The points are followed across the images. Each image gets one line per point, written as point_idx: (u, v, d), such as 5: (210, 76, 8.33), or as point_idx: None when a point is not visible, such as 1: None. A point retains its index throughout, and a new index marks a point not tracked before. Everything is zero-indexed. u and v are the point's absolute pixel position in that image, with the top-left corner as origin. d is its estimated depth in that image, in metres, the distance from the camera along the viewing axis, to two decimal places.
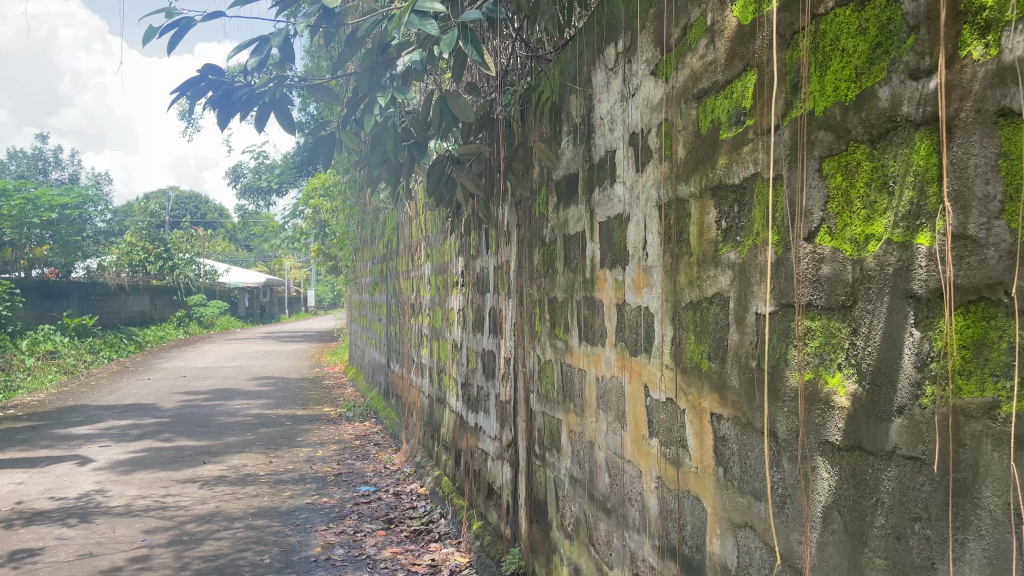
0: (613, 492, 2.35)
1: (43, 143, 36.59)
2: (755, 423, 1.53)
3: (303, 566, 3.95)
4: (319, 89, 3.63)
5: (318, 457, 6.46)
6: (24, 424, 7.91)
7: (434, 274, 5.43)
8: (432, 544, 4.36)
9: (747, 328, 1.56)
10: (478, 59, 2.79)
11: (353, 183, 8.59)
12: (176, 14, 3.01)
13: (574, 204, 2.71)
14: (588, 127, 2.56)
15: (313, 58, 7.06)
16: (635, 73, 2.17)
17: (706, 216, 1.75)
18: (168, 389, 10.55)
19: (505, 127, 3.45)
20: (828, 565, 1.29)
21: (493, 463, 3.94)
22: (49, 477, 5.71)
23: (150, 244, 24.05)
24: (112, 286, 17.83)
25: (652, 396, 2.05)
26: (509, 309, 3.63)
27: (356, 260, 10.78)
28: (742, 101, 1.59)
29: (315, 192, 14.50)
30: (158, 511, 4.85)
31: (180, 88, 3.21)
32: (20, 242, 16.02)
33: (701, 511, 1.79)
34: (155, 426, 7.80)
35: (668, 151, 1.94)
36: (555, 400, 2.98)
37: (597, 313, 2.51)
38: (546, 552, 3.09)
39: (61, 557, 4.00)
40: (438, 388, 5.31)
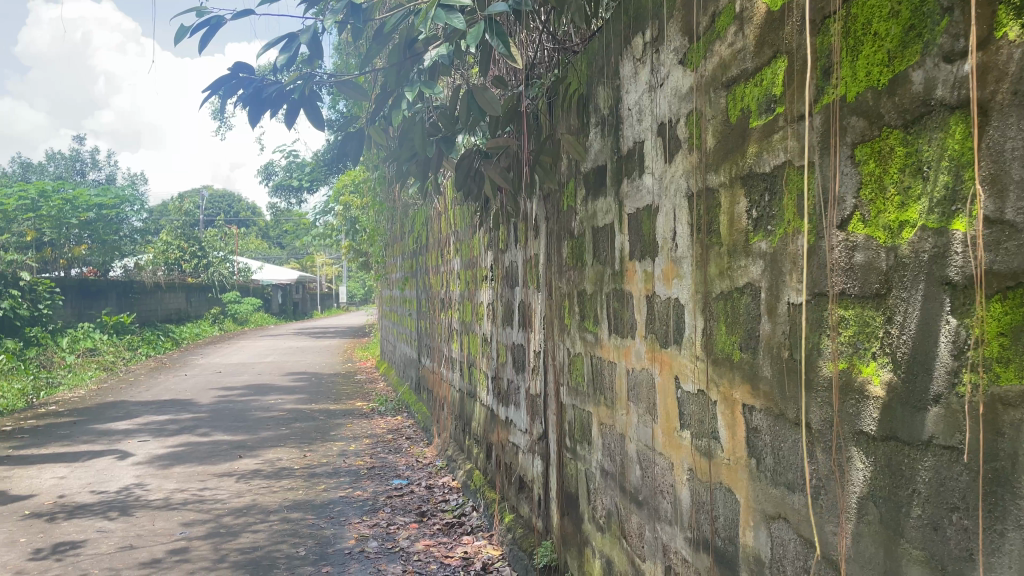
0: (645, 485, 2.34)
1: (80, 146, 37.33)
2: (787, 413, 1.52)
3: (338, 558, 4.00)
4: (348, 85, 3.64)
5: (351, 451, 6.53)
6: (66, 420, 8.09)
7: (463, 269, 5.45)
8: (465, 537, 4.38)
9: (779, 317, 1.54)
10: (505, 53, 2.78)
11: (383, 179, 8.66)
12: (206, 13, 3.03)
13: (603, 196, 2.70)
14: (616, 118, 2.55)
15: (341, 56, 7.13)
16: (663, 63, 2.15)
17: (736, 206, 1.74)
18: (204, 385, 10.72)
19: (532, 119, 3.44)
20: (864, 557, 1.28)
21: (524, 456, 3.95)
22: (90, 471, 5.84)
23: (185, 242, 24.43)
24: (149, 284, 18.14)
25: (682, 388, 2.04)
26: (538, 303, 3.63)
27: (386, 255, 10.87)
28: (772, 88, 1.57)
29: (345, 188, 14.63)
30: (196, 504, 4.94)
31: (212, 86, 3.25)
32: (59, 242, 16.39)
33: (733, 503, 1.78)
34: (192, 421, 7.94)
35: (697, 141, 1.93)
36: (585, 393, 2.97)
37: (626, 306, 2.50)
38: (578, 544, 3.09)
39: (103, 548, 4.09)
40: (469, 382, 5.34)
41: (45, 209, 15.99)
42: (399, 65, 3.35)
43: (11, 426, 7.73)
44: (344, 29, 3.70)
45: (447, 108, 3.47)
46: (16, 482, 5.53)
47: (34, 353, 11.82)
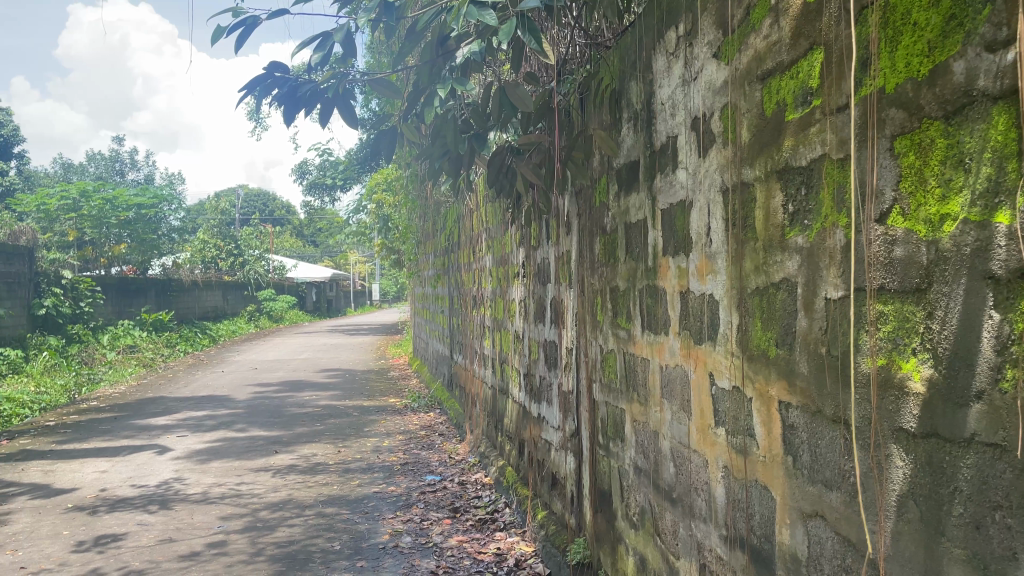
0: (679, 482, 2.33)
1: (119, 147, 38.13)
2: (825, 410, 1.50)
3: (372, 553, 4.04)
4: (380, 83, 3.66)
5: (384, 447, 6.58)
6: (108, 415, 8.28)
7: (495, 266, 5.46)
8: (498, 533, 4.39)
9: (816, 313, 1.52)
10: (537, 49, 2.78)
11: (415, 177, 8.72)
12: (242, 13, 3.07)
13: (636, 191, 2.68)
14: (649, 113, 2.53)
15: (374, 55, 7.18)
16: (697, 56, 2.13)
17: (772, 200, 1.72)
18: (240, 381, 10.88)
19: (565, 116, 3.43)
20: (904, 556, 1.26)
21: (557, 453, 3.94)
22: (131, 465, 5.96)
23: (221, 241, 24.81)
24: (186, 282, 18.47)
25: (717, 385, 2.03)
26: (571, 299, 3.63)
27: (418, 252, 10.93)
28: (808, 80, 1.55)
29: (378, 187, 14.76)
30: (233, 499, 5.02)
31: (248, 85, 3.29)
32: (99, 242, 16.88)
33: (769, 501, 1.76)
34: (229, 416, 8.07)
35: (731, 135, 1.91)
36: (618, 390, 2.96)
37: (659, 302, 2.49)
38: (611, 542, 3.08)
39: (144, 541, 4.17)
40: (501, 379, 5.35)
41: (86, 209, 16.40)
42: (431, 62, 3.37)
43: (55, 421, 7.93)
44: (377, 27, 3.72)
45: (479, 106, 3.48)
46: (60, 475, 5.67)
47: (77, 350, 12.11)
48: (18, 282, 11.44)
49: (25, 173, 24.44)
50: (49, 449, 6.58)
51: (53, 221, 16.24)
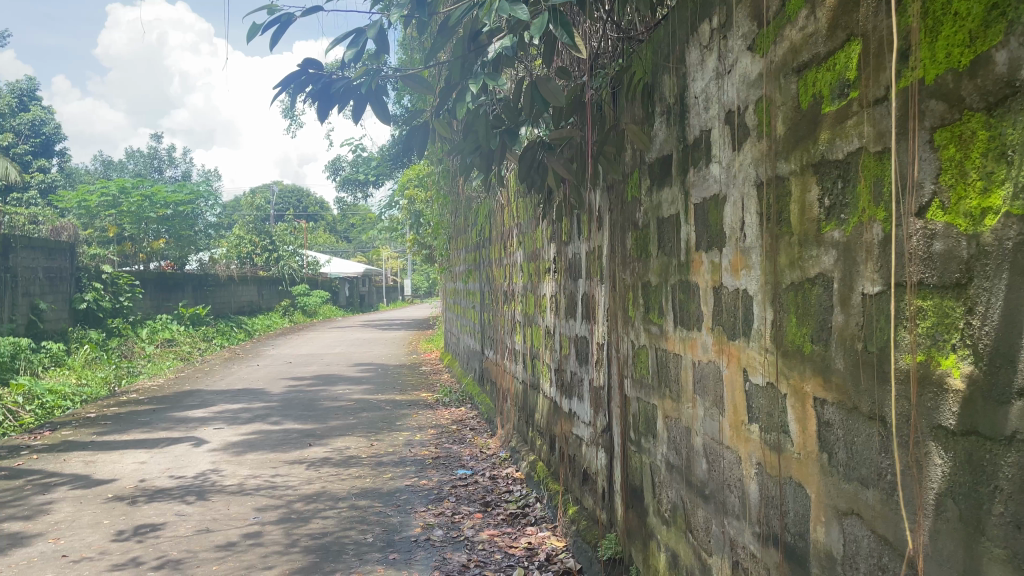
0: (711, 479, 2.32)
1: (157, 144, 38.82)
2: (861, 407, 1.48)
3: (404, 545, 4.07)
4: (412, 79, 3.69)
5: (416, 441, 6.62)
6: (147, 408, 8.44)
7: (526, 261, 5.46)
8: (529, 528, 4.39)
9: (853, 309, 1.50)
10: (569, 43, 2.77)
11: (447, 172, 8.76)
12: (277, 11, 3.11)
13: (668, 186, 2.67)
14: (682, 107, 2.51)
15: (406, 52, 7.22)
16: (731, 49, 2.11)
17: (808, 194, 1.70)
18: (275, 375, 11.02)
19: (597, 110, 3.41)
20: (942, 556, 1.24)
21: (588, 449, 3.93)
22: (169, 457, 6.07)
23: (256, 237, 25.14)
24: (222, 277, 18.76)
25: (751, 381, 2.01)
26: (602, 294, 3.61)
27: (449, 248, 10.99)
28: (846, 72, 1.53)
29: (410, 182, 14.85)
30: (268, 491, 5.09)
31: (283, 82, 3.33)
32: (138, 237, 17.20)
33: (804, 498, 1.74)
34: (264, 409, 8.18)
35: (766, 128, 1.89)
36: (650, 385, 2.95)
37: (692, 298, 2.47)
38: (643, 538, 3.07)
39: (181, 531, 4.25)
40: (532, 374, 5.35)
41: (125, 205, 16.70)
42: (463, 58, 3.38)
43: (96, 413, 8.11)
44: (410, 23, 3.74)
45: (510, 100, 3.47)
46: (100, 466, 5.80)
47: (117, 343, 12.36)
48: (59, 277, 11.69)
49: (67, 170, 24.98)
50: (90, 440, 6.73)
51: (94, 217, 16.61)
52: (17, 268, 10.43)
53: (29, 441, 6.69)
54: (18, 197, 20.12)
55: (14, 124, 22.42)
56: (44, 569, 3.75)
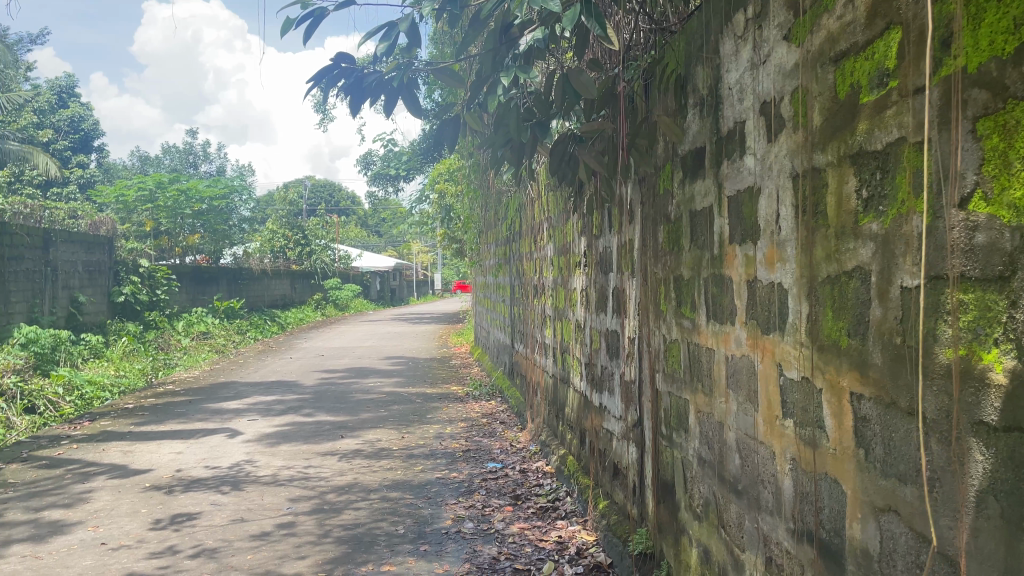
0: (745, 474, 2.29)
1: (192, 140, 39.40)
2: (899, 402, 1.45)
3: (435, 537, 4.10)
4: (444, 72, 3.69)
5: (447, 434, 6.65)
6: (183, 399, 8.59)
7: (557, 255, 5.44)
8: (559, 522, 4.39)
9: (891, 302, 1.48)
10: (601, 34, 2.75)
11: (478, 166, 8.77)
12: (310, 6, 3.13)
13: (701, 178, 2.64)
14: (716, 98, 2.49)
15: (437, 46, 7.24)
16: (766, 39, 2.08)
17: (845, 186, 1.67)
18: (307, 368, 11.14)
19: (629, 102, 3.38)
20: (983, 553, 1.21)
21: (619, 444, 3.91)
22: (204, 448, 6.17)
23: (289, 231, 25.40)
24: (255, 271, 19.00)
25: (786, 376, 1.98)
26: (634, 288, 3.59)
27: (480, 242, 11.01)
28: (885, 61, 1.50)
29: (440, 176, 14.90)
30: (301, 481, 5.15)
31: (315, 77, 3.35)
32: (174, 231, 17.49)
33: (840, 495, 1.71)
34: (297, 402, 8.27)
35: (802, 119, 1.86)
36: (682, 379, 2.93)
37: (725, 291, 2.45)
38: (674, 533, 3.05)
39: (217, 521, 4.32)
40: (563, 367, 5.34)
41: (162, 200, 17.09)
42: (494, 51, 3.38)
43: (134, 404, 8.27)
44: (441, 17, 3.74)
45: (541, 93, 3.46)
46: (138, 456, 5.91)
47: (154, 335, 12.58)
48: (97, 270, 11.94)
49: (105, 166, 25.48)
50: (128, 430, 6.87)
51: (131, 212, 16.99)
52: (57, 262, 10.66)
53: (70, 431, 6.85)
54: (58, 192, 20.61)
55: (54, 120, 22.94)
56: (84, 556, 3.84)
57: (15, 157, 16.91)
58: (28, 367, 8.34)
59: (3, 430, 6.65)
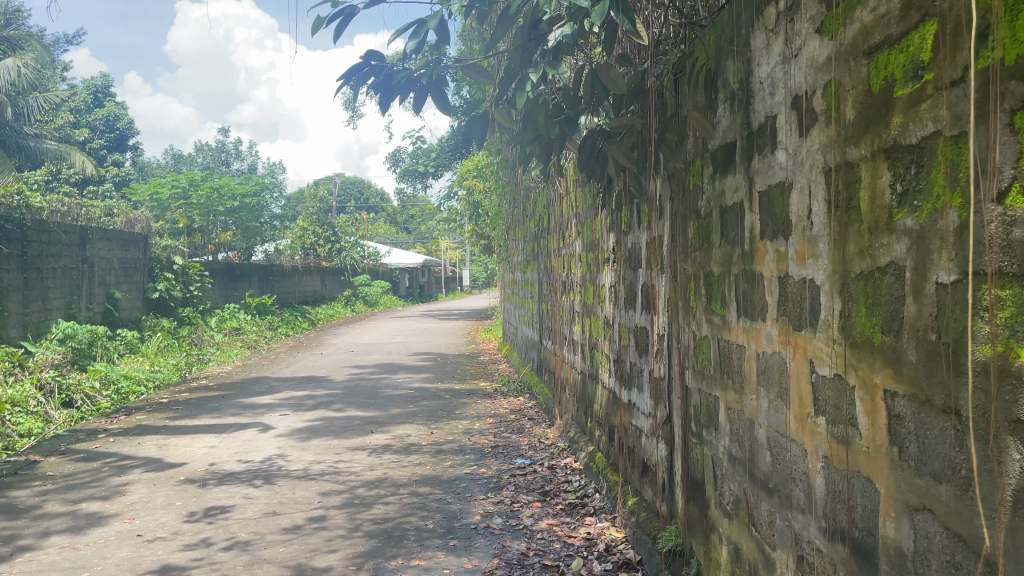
0: (776, 472, 2.27)
1: (225, 138, 39.90)
2: (934, 400, 1.43)
3: (464, 532, 4.12)
4: (473, 69, 3.70)
5: (475, 429, 6.67)
6: (216, 393, 8.71)
7: (585, 250, 5.42)
8: (588, 518, 4.39)
9: (926, 298, 1.46)
10: (630, 29, 2.74)
11: (506, 162, 8.79)
12: (340, 4, 3.15)
13: (732, 173, 2.62)
14: (747, 93, 2.46)
15: (465, 43, 7.27)
16: (798, 33, 2.05)
17: (879, 180, 1.64)
18: (338, 364, 11.24)
19: (659, 97, 3.35)
20: (1020, 553, 1.20)
21: (648, 441, 3.90)
22: (237, 442, 6.26)
23: (319, 228, 25.62)
24: (286, 268, 19.20)
25: (817, 373, 1.96)
26: (663, 285, 3.57)
27: (508, 238, 11.02)
28: (920, 53, 1.47)
29: (469, 173, 14.95)
30: (331, 476, 5.20)
31: (346, 75, 3.38)
32: (207, 228, 17.73)
33: (873, 494, 1.69)
34: (327, 397, 8.35)
35: (835, 113, 1.83)
36: (712, 376, 2.91)
37: (756, 288, 2.42)
38: (704, 530, 3.03)
39: (249, 514, 4.38)
40: (591, 364, 5.32)
41: (195, 197, 17.34)
42: (523, 47, 3.38)
43: (168, 398, 8.41)
44: (470, 14, 3.74)
45: (570, 89, 3.45)
46: (172, 449, 6.01)
47: (188, 331, 12.78)
48: (133, 267, 12.17)
49: (140, 164, 25.92)
50: (163, 424, 6.99)
51: (165, 210, 17.28)
52: (93, 258, 10.87)
53: (106, 425, 6.99)
54: (94, 190, 21.01)
55: (90, 120, 23.38)
56: (121, 547, 3.91)
57: (52, 157, 17.25)
58: (66, 363, 8.51)
59: (42, 424, 6.80)
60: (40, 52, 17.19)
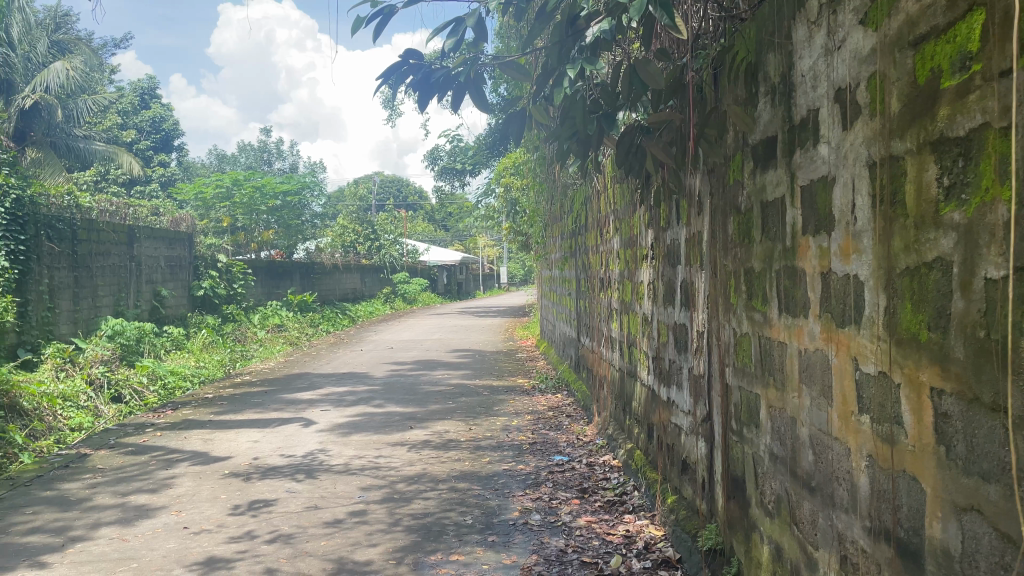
0: (818, 471, 2.24)
1: (267, 138, 40.55)
2: (983, 398, 1.40)
3: (503, 528, 4.14)
4: (510, 66, 3.70)
5: (513, 426, 6.69)
6: (259, 389, 8.87)
7: (623, 247, 5.40)
8: (626, 516, 4.37)
9: (974, 295, 1.43)
10: (669, 23, 2.72)
11: (544, 159, 8.80)
12: (379, 4, 3.18)
13: (773, 168, 2.59)
14: (788, 86, 2.43)
15: (503, 40, 7.28)
16: (841, 24, 2.02)
17: (925, 173, 1.61)
18: (377, 360, 11.35)
19: (697, 92, 3.32)
20: None
21: (687, 438, 3.87)
22: (280, 436, 6.36)
23: (359, 226, 25.91)
24: (327, 266, 19.46)
25: (862, 370, 1.93)
26: (702, 281, 3.54)
27: (546, 235, 11.02)
28: (967, 44, 1.44)
29: (507, 170, 15.00)
30: (372, 471, 5.26)
31: (385, 74, 3.40)
32: (250, 227, 18.05)
33: (919, 493, 1.66)
34: (368, 393, 8.45)
35: (880, 106, 1.80)
36: (753, 374, 2.88)
37: (798, 283, 2.39)
38: (745, 529, 3.00)
39: (292, 508, 4.45)
40: (630, 361, 5.30)
41: (238, 196, 17.64)
42: (561, 43, 3.36)
43: (213, 393, 8.58)
44: (508, 11, 3.73)
45: (608, 85, 3.43)
46: (218, 444, 6.13)
47: (231, 328, 13.03)
48: (178, 265, 12.44)
49: (185, 164, 26.45)
50: (208, 419, 7.13)
51: (210, 209, 17.62)
52: (140, 257, 11.13)
53: (153, 419, 7.14)
54: (141, 190, 21.50)
55: (137, 121, 23.93)
56: (168, 539, 4.00)
57: (101, 157, 17.70)
58: (115, 359, 8.78)
59: (92, 418, 6.99)
60: (89, 55, 17.62)
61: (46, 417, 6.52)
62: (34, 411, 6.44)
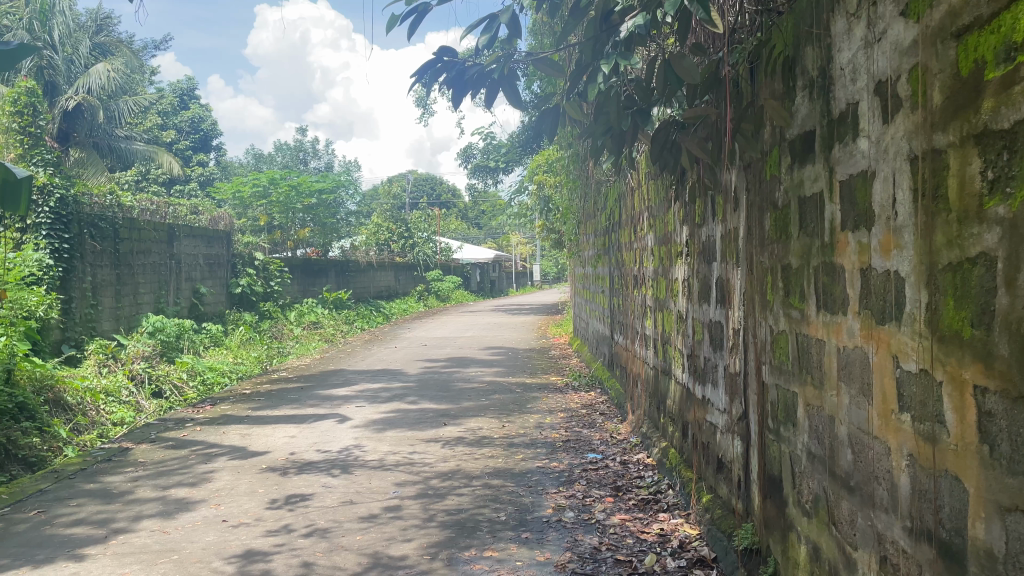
0: (858, 470, 2.21)
1: (303, 137, 41.04)
2: None
3: (536, 525, 4.14)
4: (545, 63, 3.70)
5: (546, 424, 6.69)
6: (295, 385, 8.98)
7: (657, 244, 5.38)
8: (660, 514, 4.35)
9: (1020, 291, 1.40)
10: (704, 17, 2.69)
11: (578, 156, 8.76)
12: (414, 1, 3.20)
13: (811, 163, 2.55)
14: (827, 80, 2.39)
15: (537, 38, 7.25)
16: (882, 16, 1.98)
17: (968, 167, 1.58)
18: (411, 357, 11.43)
19: (733, 87, 3.29)
20: None
21: (723, 437, 3.84)
22: (316, 432, 6.43)
23: (393, 225, 26.13)
24: (361, 264, 19.64)
25: (902, 368, 1.90)
26: (738, 278, 3.51)
27: (579, 233, 10.98)
28: (1012, 34, 1.41)
29: (540, 167, 14.96)
30: (406, 467, 5.30)
31: (419, 71, 3.42)
32: (287, 226, 18.28)
33: (961, 493, 1.63)
34: (402, 389, 8.51)
35: (921, 99, 1.77)
36: (790, 372, 2.84)
37: (837, 279, 2.36)
38: (782, 529, 2.97)
39: (328, 502, 4.50)
40: (664, 359, 5.27)
41: (275, 195, 17.84)
42: (595, 38, 3.36)
43: (250, 389, 8.71)
44: (542, 8, 3.73)
45: (643, 81, 3.41)
46: (255, 438, 6.23)
47: (268, 325, 13.21)
48: (216, 263, 12.63)
49: (223, 164, 26.87)
50: (245, 414, 7.23)
51: (247, 208, 17.86)
52: (180, 255, 11.33)
53: (192, 414, 7.26)
54: (181, 189, 21.89)
55: (177, 121, 24.37)
56: (207, 532, 4.07)
57: (142, 157, 18.05)
58: (155, 355, 8.97)
59: (133, 412, 7.14)
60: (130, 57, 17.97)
61: (89, 411, 6.69)
62: (77, 406, 6.61)
